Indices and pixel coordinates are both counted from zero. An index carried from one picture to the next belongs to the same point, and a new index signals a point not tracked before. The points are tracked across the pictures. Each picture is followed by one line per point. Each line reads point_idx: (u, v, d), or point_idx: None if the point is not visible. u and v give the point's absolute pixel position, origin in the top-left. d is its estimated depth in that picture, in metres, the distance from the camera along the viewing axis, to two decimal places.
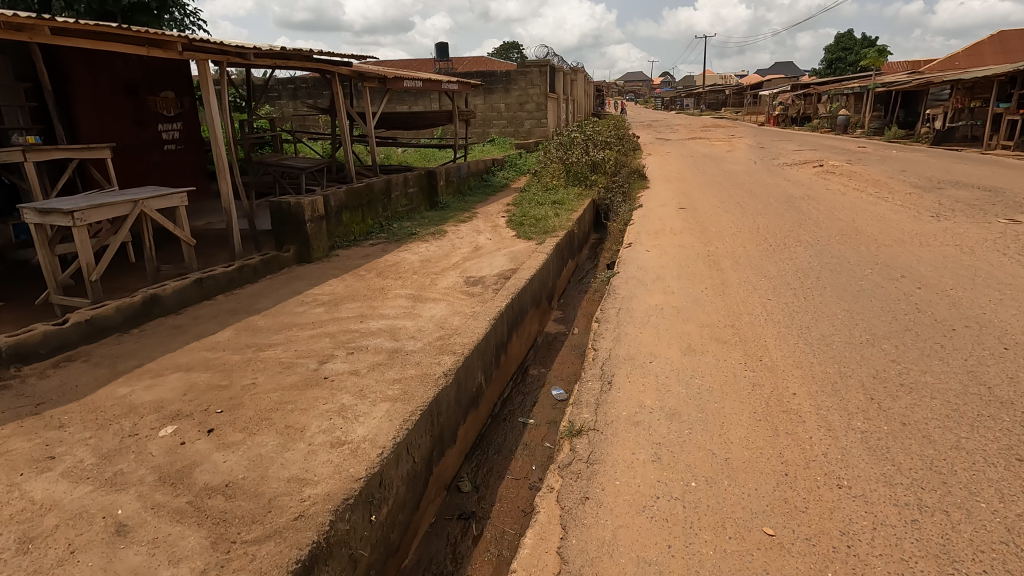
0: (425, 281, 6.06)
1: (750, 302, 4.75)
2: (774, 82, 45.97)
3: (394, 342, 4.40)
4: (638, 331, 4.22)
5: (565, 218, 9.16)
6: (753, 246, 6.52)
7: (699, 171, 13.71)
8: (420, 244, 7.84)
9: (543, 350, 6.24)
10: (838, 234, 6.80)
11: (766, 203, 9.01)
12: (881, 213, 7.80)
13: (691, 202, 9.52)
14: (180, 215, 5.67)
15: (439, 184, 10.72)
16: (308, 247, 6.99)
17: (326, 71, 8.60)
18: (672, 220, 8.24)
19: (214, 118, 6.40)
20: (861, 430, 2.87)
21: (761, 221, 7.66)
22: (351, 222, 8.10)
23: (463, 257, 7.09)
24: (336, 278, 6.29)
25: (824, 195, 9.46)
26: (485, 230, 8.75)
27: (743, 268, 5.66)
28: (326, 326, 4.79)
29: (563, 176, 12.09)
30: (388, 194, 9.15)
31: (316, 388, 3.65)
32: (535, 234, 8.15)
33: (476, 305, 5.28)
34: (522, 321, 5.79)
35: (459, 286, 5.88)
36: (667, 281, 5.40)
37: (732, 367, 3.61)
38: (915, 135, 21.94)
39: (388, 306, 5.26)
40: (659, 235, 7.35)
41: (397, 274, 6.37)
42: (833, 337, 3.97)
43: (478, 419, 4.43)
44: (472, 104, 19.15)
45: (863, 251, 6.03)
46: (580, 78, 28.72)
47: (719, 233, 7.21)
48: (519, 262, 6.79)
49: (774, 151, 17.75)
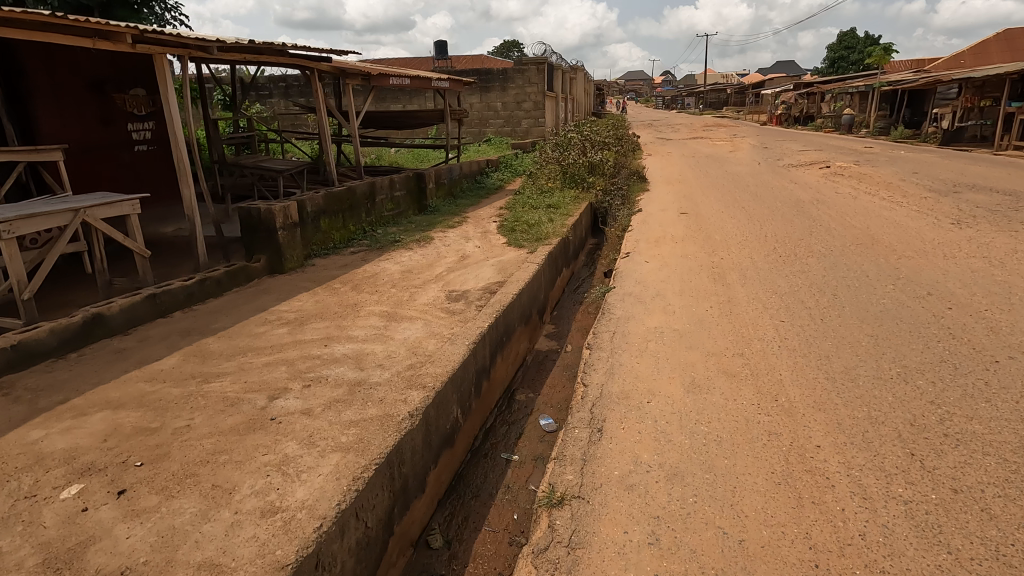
0: (404, 297, 5.54)
1: (761, 325, 4.24)
2: (776, 81, 45.36)
3: (358, 372, 3.88)
4: (635, 362, 3.70)
5: (560, 224, 8.64)
6: (762, 257, 6.00)
7: (701, 173, 13.17)
8: (403, 252, 7.32)
9: (532, 371, 5.73)
10: (852, 244, 6.28)
11: (773, 208, 8.49)
12: (897, 220, 7.26)
13: (693, 207, 9.00)
14: (133, 225, 5.17)
15: (428, 187, 10.20)
16: (280, 257, 6.48)
17: (305, 67, 8.06)
18: (674, 227, 7.72)
19: (176, 118, 5.88)
20: (904, 499, 2.36)
21: (768, 229, 7.14)
22: (330, 228, 7.59)
23: (448, 268, 6.57)
24: (307, 292, 5.78)
25: (835, 199, 8.94)
26: (475, 236, 8.23)
27: (752, 284, 5.13)
28: (286, 350, 4.28)
29: (559, 178, 11.57)
30: (372, 198, 8.64)
31: (259, 432, 3.14)
32: (527, 242, 7.63)
33: (456, 325, 4.76)
34: (509, 340, 5.27)
35: (440, 302, 5.36)
36: (667, 299, 4.88)
37: (743, 409, 3.10)
38: (922, 135, 21.39)
39: (358, 327, 4.74)
40: (659, 244, 6.82)
41: (374, 287, 5.86)
42: (858, 372, 3.45)
43: (454, 459, 3.92)
44: (468, 103, 18.63)
45: (883, 264, 5.50)
46: (580, 78, 28.21)
47: (724, 241, 6.69)
48: (508, 273, 6.27)
49: (778, 151, 17.20)
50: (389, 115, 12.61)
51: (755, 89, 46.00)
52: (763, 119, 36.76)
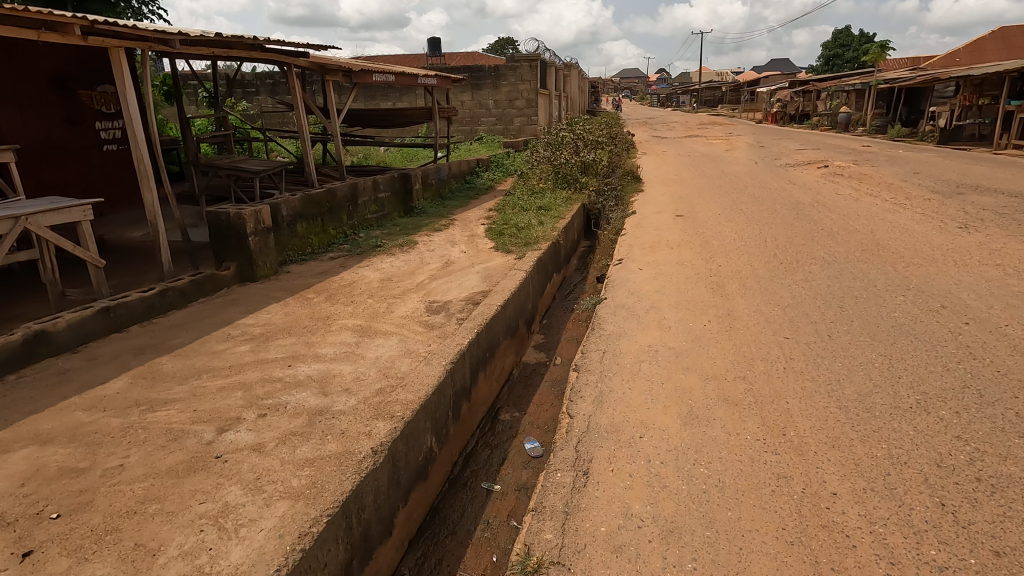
0: (380, 308, 5.16)
1: (763, 343, 3.90)
2: (772, 79, 45.15)
3: (320, 398, 3.51)
4: (627, 388, 3.35)
5: (550, 227, 8.29)
6: (762, 265, 5.66)
7: (697, 173, 12.85)
8: (385, 258, 6.94)
9: (518, 388, 5.37)
10: (857, 250, 5.96)
11: (772, 210, 8.17)
12: (902, 224, 6.94)
13: (689, 209, 8.67)
14: (86, 232, 4.78)
15: (415, 188, 9.82)
16: (251, 264, 6.09)
17: (281, 63, 7.65)
18: (669, 230, 7.38)
19: (136, 117, 5.47)
20: (938, 565, 2.02)
21: (768, 234, 6.80)
22: (307, 233, 7.20)
23: (430, 276, 6.19)
24: (278, 303, 5.40)
25: (835, 201, 8.62)
26: (461, 240, 7.86)
27: (753, 296, 4.79)
28: (246, 372, 3.91)
29: (551, 179, 11.21)
30: (354, 200, 8.26)
31: (200, 474, 2.77)
32: (515, 246, 7.28)
33: (434, 342, 4.39)
34: (492, 356, 4.90)
35: (418, 315, 4.98)
36: (662, 313, 4.53)
37: (747, 445, 2.75)
38: (919, 134, 21.16)
39: (328, 344, 4.36)
40: (653, 249, 6.47)
41: (349, 298, 5.48)
42: (874, 400, 3.11)
43: (427, 492, 3.57)
44: (459, 100, 18.23)
45: (890, 273, 5.18)
46: (574, 74, 27.93)
47: (722, 247, 6.35)
48: (494, 282, 5.91)
49: (775, 150, 16.89)
50: (377, 116, 12.38)
51: (751, 87, 45.74)
52: (759, 117, 36.48)
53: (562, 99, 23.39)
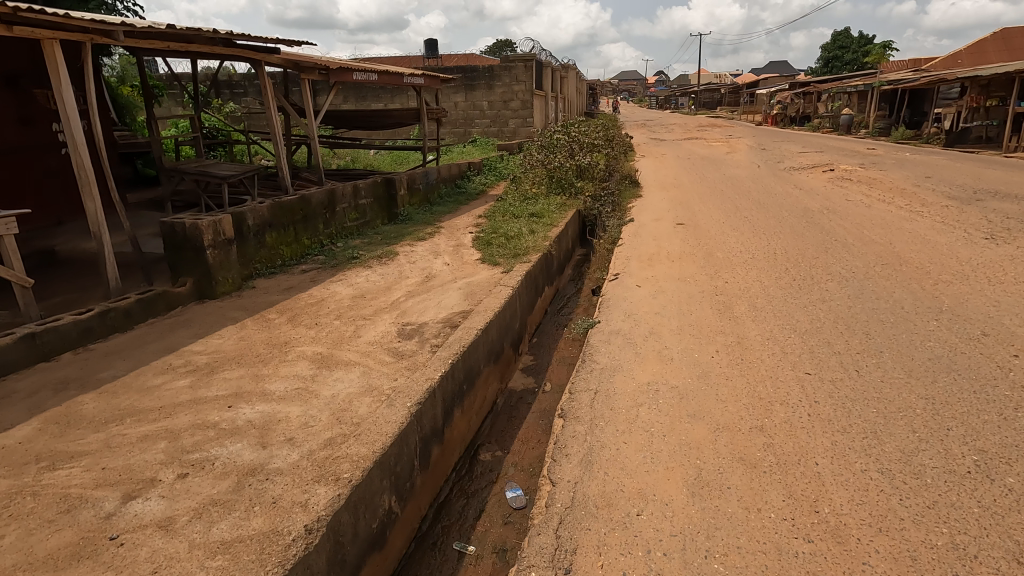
0: (346, 332, 4.60)
1: (782, 381, 3.34)
2: (771, 81, 44.76)
3: (258, 452, 2.95)
4: (622, 445, 2.78)
5: (542, 236, 7.73)
6: (775, 282, 5.12)
7: (697, 177, 12.33)
8: (361, 272, 6.38)
9: (502, 421, 4.81)
10: (877, 264, 5.41)
11: (780, 218, 7.64)
12: (922, 234, 6.42)
13: (691, 217, 8.12)
14: (11, 248, 4.22)
15: (399, 193, 9.26)
16: (209, 279, 5.52)
17: (251, 60, 7.09)
18: (669, 240, 6.84)
19: (75, 118, 4.87)
20: None
21: (778, 245, 6.26)
22: (277, 244, 6.65)
23: (408, 293, 5.63)
24: (234, 326, 4.83)
25: (846, 208, 8.10)
26: (446, 250, 7.31)
27: (765, 321, 4.25)
28: (176, 415, 3.33)
29: (544, 183, 10.66)
30: (331, 207, 7.70)
31: (84, 566, 2.19)
32: (503, 258, 6.74)
33: (402, 375, 3.82)
34: (471, 387, 4.34)
35: (388, 341, 4.41)
36: (663, 341, 3.96)
37: (772, 527, 2.20)
38: (924, 136, 20.70)
39: (279, 378, 3.79)
40: (653, 262, 5.93)
41: (314, 319, 4.92)
42: (922, 462, 2.55)
43: (385, 563, 3.01)
44: (453, 101, 17.75)
45: (917, 292, 4.65)
46: (571, 76, 27.43)
47: (728, 261, 5.80)
48: (477, 299, 5.36)
49: (777, 153, 16.40)
50: (362, 117, 11.91)
51: (750, 89, 45.27)
52: (759, 119, 36.03)
53: (558, 100, 22.88)
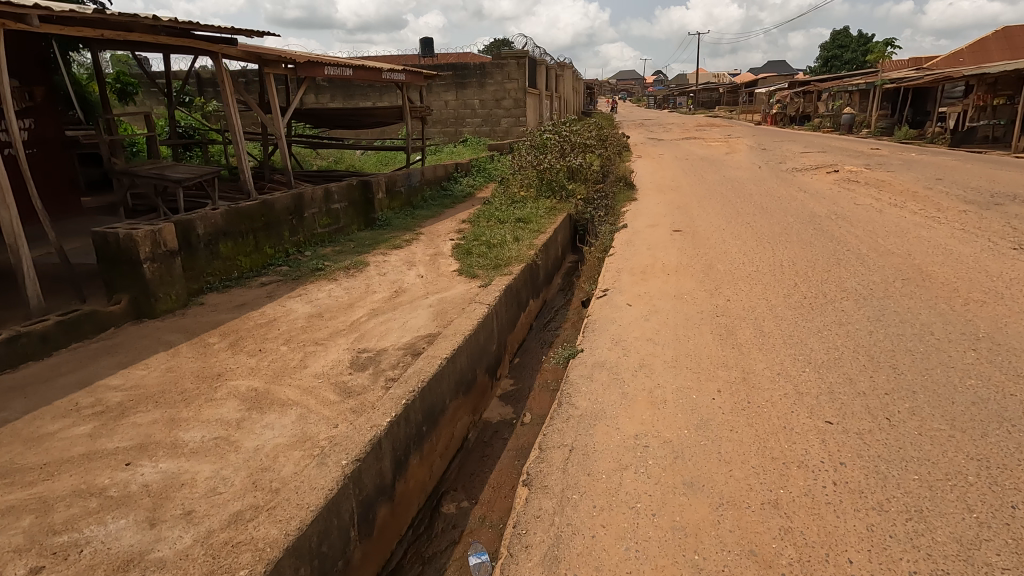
0: (291, 362, 3.99)
1: (798, 433, 2.75)
2: (770, 80, 44.24)
3: (143, 533, 2.34)
4: (599, 531, 2.20)
5: (527, 243, 7.13)
6: (783, 301, 4.52)
7: (696, 178, 11.74)
8: (324, 286, 5.78)
9: (472, 461, 4.20)
10: (897, 280, 4.83)
11: (785, 224, 7.05)
12: (942, 243, 5.83)
13: (689, 223, 7.53)
14: None
15: (377, 197, 8.67)
16: (148, 296, 4.90)
17: (206, 53, 6.47)
18: (665, 250, 6.25)
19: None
20: None
21: (784, 256, 5.67)
22: (234, 254, 6.05)
23: (372, 311, 5.02)
24: (166, 352, 4.22)
25: (855, 213, 7.52)
26: (422, 260, 6.72)
27: (775, 351, 3.66)
28: (58, 477, 2.72)
29: (534, 186, 10.06)
30: (298, 213, 7.10)
31: None
32: (482, 269, 6.14)
33: (345, 420, 3.21)
34: (433, 427, 3.74)
35: (337, 373, 3.80)
36: (657, 378, 3.36)
37: None
38: (927, 137, 20.16)
39: (199, 423, 3.18)
40: (647, 276, 5.33)
41: (259, 345, 4.31)
42: (986, 559, 1.97)
43: None
44: (443, 100, 17.18)
45: (946, 314, 4.06)
46: (567, 74, 26.87)
47: (729, 275, 5.22)
48: (448, 320, 4.75)
49: (778, 153, 15.83)
50: (342, 115, 11.33)
51: (749, 88, 44.74)
52: (758, 119, 35.49)
53: (553, 99, 22.31)
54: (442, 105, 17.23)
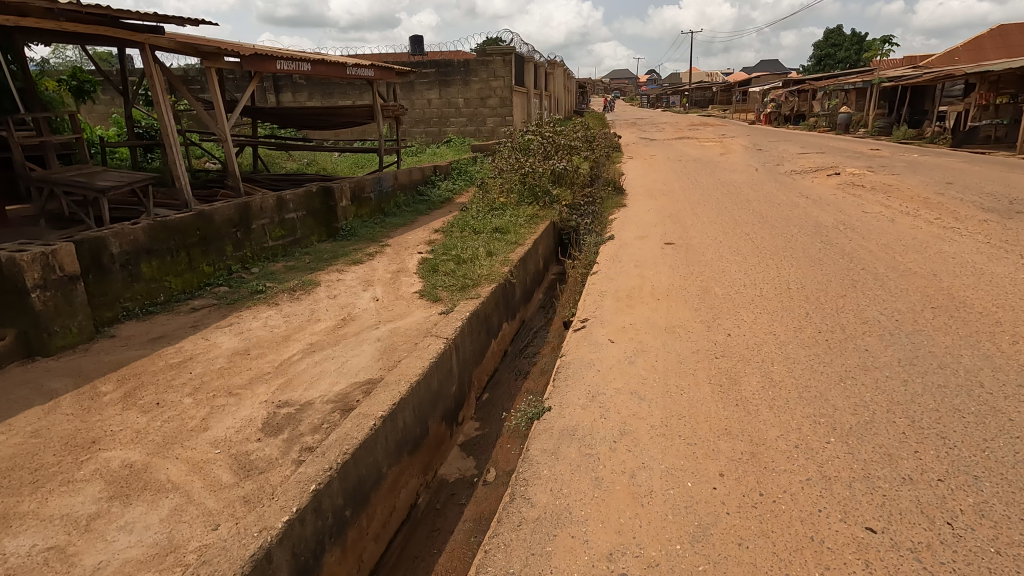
0: (190, 422, 3.21)
1: (832, 552, 2.01)
2: (764, 80, 43.64)
3: None
4: None
5: (502, 258, 6.37)
6: (795, 337, 3.79)
7: (690, 182, 11.04)
8: (262, 312, 5.00)
9: (417, 537, 3.44)
10: (925, 309, 4.11)
11: (788, 237, 6.33)
12: (969, 260, 5.12)
13: (682, 234, 6.81)
14: None
15: (340, 205, 7.89)
16: (39, 330, 4.11)
17: (132, 42, 5.64)
18: (655, 267, 5.51)
19: None
20: None
21: (791, 276, 4.95)
22: (161, 274, 5.27)
23: (309, 347, 4.25)
24: (42, 407, 3.43)
25: (865, 223, 6.82)
26: (382, 278, 5.95)
27: (790, 411, 2.92)
28: None
29: (516, 190, 9.29)
30: (243, 225, 6.31)
31: None
32: (446, 291, 5.37)
33: (230, 517, 2.44)
34: (363, 507, 2.99)
35: (242, 439, 3.03)
36: (640, 456, 2.61)
37: None
38: (927, 137, 19.55)
39: (35, 524, 2.40)
40: (633, 302, 4.59)
41: (159, 395, 3.53)
42: None
43: None
44: (426, 99, 16.40)
45: (994, 358, 3.33)
46: (558, 72, 26.04)
47: (728, 301, 4.48)
48: (396, 358, 3.98)
49: (775, 154, 15.16)
50: (310, 114, 10.54)
51: (743, 87, 44.18)
52: (753, 118, 34.89)
53: (544, 97, 21.58)
54: (425, 104, 16.45)
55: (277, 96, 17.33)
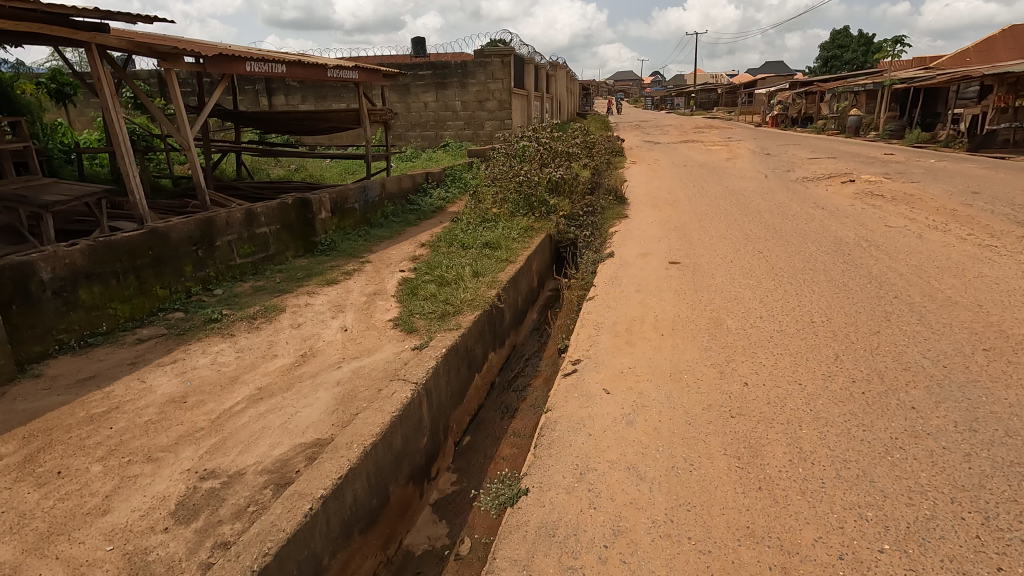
0: (89, 502, 2.63)
1: None
2: (770, 81, 42.92)
3: None
4: None
5: (490, 279, 5.77)
6: (824, 389, 3.20)
7: (696, 189, 10.44)
8: (214, 344, 4.43)
9: None
10: (977, 352, 3.50)
11: (806, 256, 5.73)
12: (1016, 288, 4.51)
13: (688, 251, 6.21)
14: None
15: (319, 217, 7.32)
16: None
17: (77, 42, 5.10)
18: (659, 293, 4.90)
19: None
20: None
21: (814, 307, 4.35)
22: (104, 301, 4.70)
23: (256, 392, 3.66)
24: None
25: (890, 240, 6.21)
26: (356, 303, 5.36)
27: (830, 502, 2.32)
28: None
29: (510, 200, 8.70)
30: (206, 243, 5.75)
31: None
32: (423, 320, 4.78)
33: None
34: None
35: (144, 529, 2.44)
36: (639, 572, 2.04)
37: None
38: (940, 140, 18.88)
39: None
40: (634, 339, 3.99)
41: (63, 462, 2.94)
42: None
43: None
44: (422, 102, 15.85)
45: None
46: (561, 74, 25.47)
47: (744, 337, 3.89)
48: (354, 410, 3.38)
49: (784, 159, 14.54)
50: (294, 118, 9.99)
51: (748, 89, 43.53)
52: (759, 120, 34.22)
53: (545, 100, 20.98)
54: (421, 107, 15.89)
55: (270, 99, 16.82)
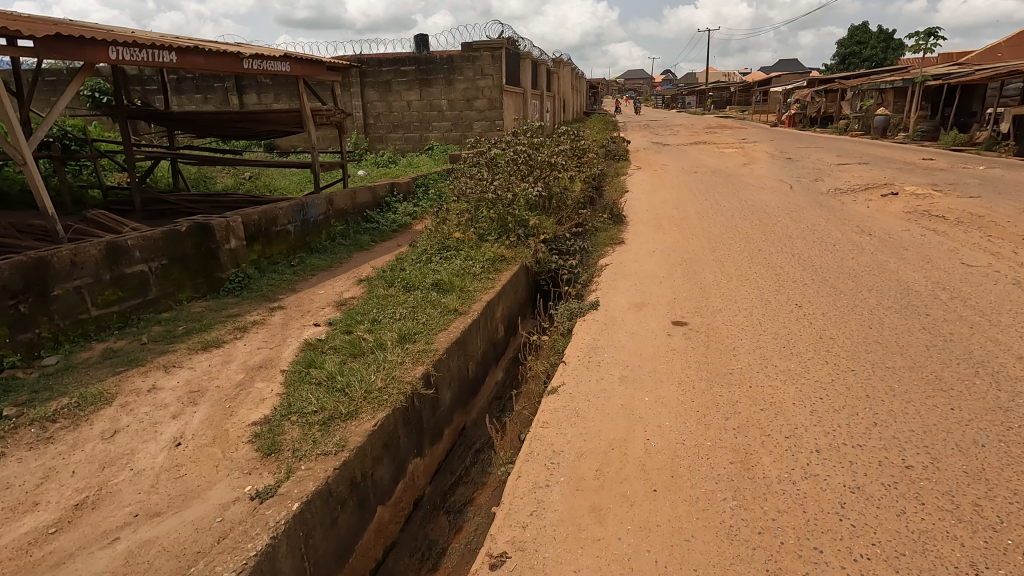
0: None
1: None
2: (785, 79, 40.88)
3: None
4: None
5: (422, 346, 4.14)
6: None
7: (710, 203, 8.77)
8: None
9: None
10: None
11: (868, 316, 4.06)
12: None
13: (700, 303, 4.56)
14: None
15: (225, 247, 5.77)
16: None
17: None
18: (656, 388, 3.26)
19: None
20: None
21: (906, 432, 2.68)
22: None
23: None
24: None
25: (977, 289, 4.52)
26: (224, 386, 3.76)
27: None
28: None
29: (480, 221, 7.10)
30: (34, 292, 4.20)
31: None
32: (294, 429, 3.15)
33: None
34: None
35: None
36: None
37: None
38: (979, 143, 17.00)
39: None
40: (606, 505, 2.36)
41: None
42: None
43: None
44: (405, 101, 14.24)
45: None
46: (565, 71, 23.80)
47: (795, 506, 2.25)
48: None
49: (809, 165, 12.81)
50: (229, 119, 8.41)
51: (762, 88, 41.65)
52: (774, 121, 32.37)
53: (545, 99, 19.31)
54: (403, 107, 14.29)
55: (241, 97, 15.34)
